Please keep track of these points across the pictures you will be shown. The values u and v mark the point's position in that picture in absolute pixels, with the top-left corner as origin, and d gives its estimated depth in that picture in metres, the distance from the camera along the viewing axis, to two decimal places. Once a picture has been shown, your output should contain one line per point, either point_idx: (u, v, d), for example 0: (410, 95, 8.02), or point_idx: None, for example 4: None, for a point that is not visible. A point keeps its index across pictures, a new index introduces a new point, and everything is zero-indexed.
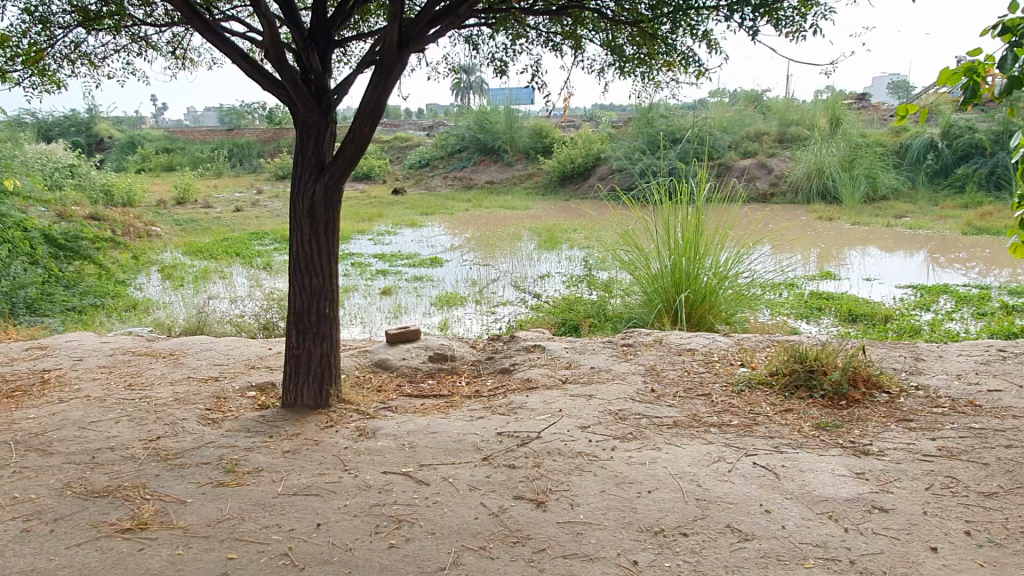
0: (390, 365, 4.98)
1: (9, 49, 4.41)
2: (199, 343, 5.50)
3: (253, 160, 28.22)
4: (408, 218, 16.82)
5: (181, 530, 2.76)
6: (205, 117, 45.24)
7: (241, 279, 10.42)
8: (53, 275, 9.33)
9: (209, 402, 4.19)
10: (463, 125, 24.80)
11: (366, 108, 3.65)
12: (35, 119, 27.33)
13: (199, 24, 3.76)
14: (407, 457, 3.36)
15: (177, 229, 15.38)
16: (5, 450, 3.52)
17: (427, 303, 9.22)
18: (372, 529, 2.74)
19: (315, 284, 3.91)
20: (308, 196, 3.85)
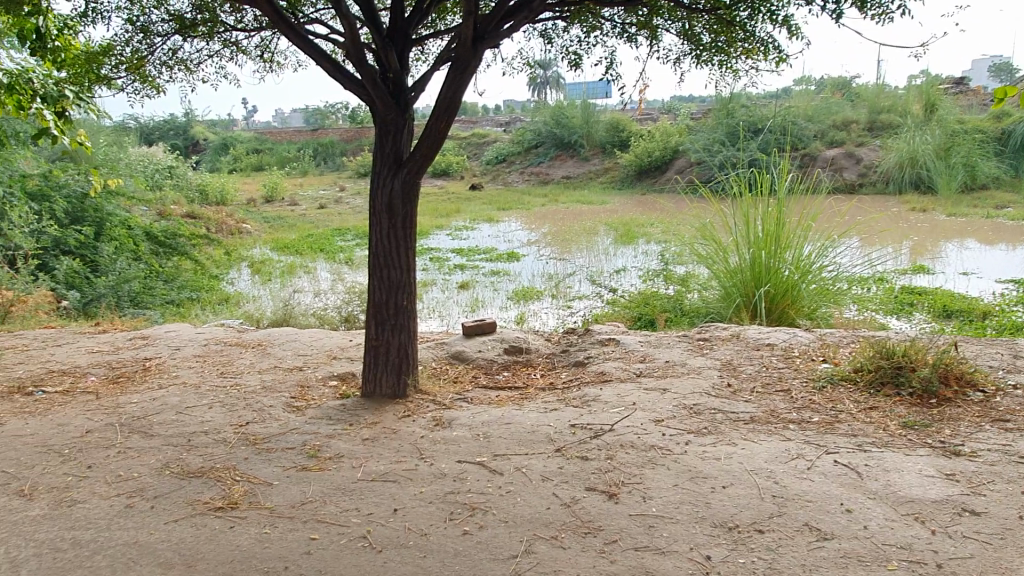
0: (466, 357, 5.06)
1: (114, 57, 4.73)
2: (286, 334, 5.75)
3: (336, 159, 29.09)
4: (485, 214, 17.01)
5: (268, 511, 2.91)
6: (292, 117, 46.95)
7: (324, 273, 10.80)
8: (154, 270, 9.92)
9: (294, 391, 4.38)
10: (540, 120, 24.87)
11: (442, 105, 3.74)
12: (138, 125, 29.01)
13: (284, 27, 3.93)
14: (482, 446, 3.42)
15: (265, 227, 16.05)
16: (111, 432, 3.79)
17: (503, 297, 9.31)
18: (447, 516, 2.81)
19: (393, 276, 4.02)
20: (387, 191, 3.97)
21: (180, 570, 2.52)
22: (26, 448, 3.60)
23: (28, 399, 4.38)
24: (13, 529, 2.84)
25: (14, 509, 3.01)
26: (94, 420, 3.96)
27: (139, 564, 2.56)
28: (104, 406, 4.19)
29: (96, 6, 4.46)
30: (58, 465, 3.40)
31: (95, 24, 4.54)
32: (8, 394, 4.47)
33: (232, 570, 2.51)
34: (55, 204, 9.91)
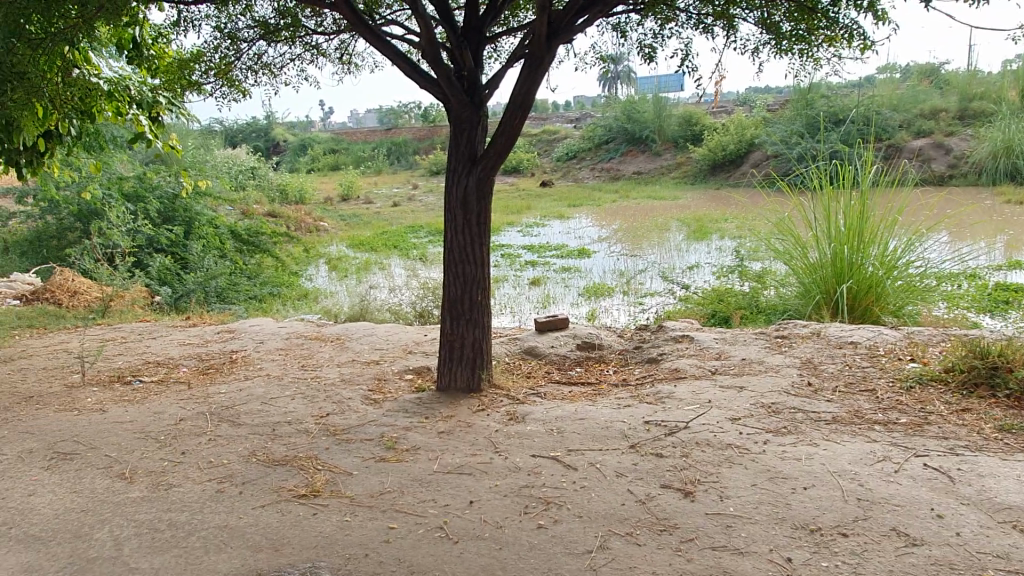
0: (539, 353, 5.08)
1: (203, 63, 4.97)
2: (363, 329, 5.90)
3: (409, 158, 29.65)
4: (556, 210, 17.00)
5: (349, 499, 3.00)
6: (366, 117, 48.04)
7: (398, 270, 11.03)
8: (239, 267, 10.36)
9: (372, 383, 4.50)
10: (610, 116, 24.69)
11: (516, 101, 3.77)
12: (223, 129, 30.32)
13: (363, 29, 4.03)
14: (556, 442, 3.44)
15: (342, 224, 16.52)
16: (202, 420, 3.99)
17: (574, 293, 9.30)
18: (521, 509, 2.84)
19: (468, 271, 4.08)
20: (462, 188, 4.02)
21: (267, 554, 2.63)
22: (126, 434, 3.83)
23: (127, 388, 4.66)
24: (116, 510, 3.03)
25: (117, 490, 3.21)
26: (186, 409, 4.17)
27: (230, 546, 2.69)
28: (195, 396, 4.40)
29: (188, 15, 4.70)
30: (155, 451, 3.60)
31: (187, 32, 4.78)
32: (109, 382, 4.76)
33: (316, 556, 2.60)
34: (148, 204, 10.46)
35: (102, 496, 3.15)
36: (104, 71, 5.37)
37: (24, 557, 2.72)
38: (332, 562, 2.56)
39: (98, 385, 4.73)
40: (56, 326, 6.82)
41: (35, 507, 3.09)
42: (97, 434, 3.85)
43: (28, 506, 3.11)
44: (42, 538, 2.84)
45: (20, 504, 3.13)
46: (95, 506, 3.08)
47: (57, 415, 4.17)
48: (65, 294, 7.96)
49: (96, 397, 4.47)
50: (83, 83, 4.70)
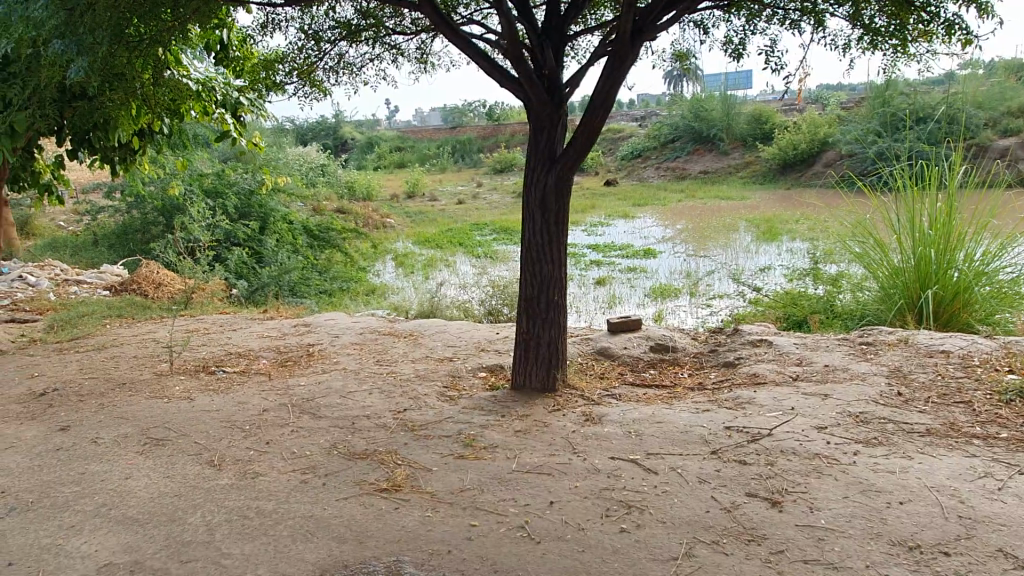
0: (612, 354, 5.04)
1: (287, 63, 5.11)
2: (435, 326, 5.95)
3: (473, 156, 29.87)
4: (621, 210, 16.85)
5: (430, 495, 3.03)
6: (431, 117, 48.57)
7: (464, 267, 11.13)
8: (311, 262, 10.62)
9: (447, 380, 4.54)
10: (677, 114, 24.32)
11: (598, 99, 3.74)
12: (293, 127, 31.11)
13: (445, 28, 4.07)
14: (635, 444, 3.39)
15: (408, 221, 16.76)
16: (284, 411, 4.09)
17: (641, 293, 9.20)
18: (602, 512, 2.81)
19: (545, 271, 4.08)
20: (541, 187, 4.02)
21: (352, 546, 2.68)
22: (213, 423, 3.97)
23: (212, 377, 4.83)
24: (207, 496, 3.14)
25: (206, 477, 3.32)
26: (269, 400, 4.29)
27: (316, 537, 2.75)
28: (276, 388, 4.52)
29: (275, 17, 4.84)
30: (241, 439, 3.72)
31: (273, 33, 4.92)
32: (195, 372, 4.93)
33: (399, 550, 2.63)
34: (227, 200, 10.82)
35: (193, 483, 3.27)
36: (194, 71, 5.57)
37: (124, 538, 2.84)
38: (415, 557, 2.58)
39: (185, 373, 4.91)
40: (143, 316, 7.13)
41: (131, 490, 3.23)
42: (186, 421, 4.00)
43: (126, 489, 3.25)
44: (140, 520, 2.96)
45: (118, 486, 3.28)
46: (187, 491, 3.19)
47: (148, 402, 4.35)
48: (150, 286, 8.31)
49: (183, 385, 4.65)
50: (175, 84, 4.89)
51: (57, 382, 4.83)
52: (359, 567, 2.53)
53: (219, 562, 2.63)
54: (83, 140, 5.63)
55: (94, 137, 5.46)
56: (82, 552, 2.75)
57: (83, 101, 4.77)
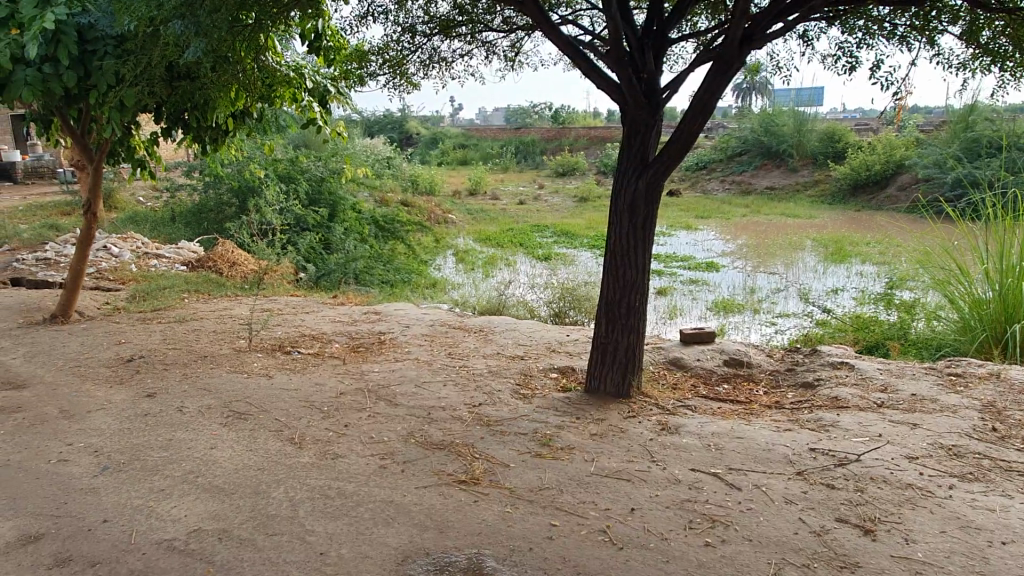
0: (685, 364, 4.96)
1: (380, 55, 5.20)
2: (504, 323, 5.97)
3: (536, 158, 29.95)
4: (684, 220, 16.65)
5: (508, 491, 3.02)
6: (494, 117, 48.82)
7: (525, 267, 11.13)
8: (376, 252, 10.76)
9: (519, 378, 4.54)
10: (747, 127, 23.90)
11: (699, 105, 3.70)
12: (362, 119, 31.72)
13: (546, 27, 4.09)
14: (716, 458, 3.33)
15: (469, 218, 16.86)
16: (362, 396, 4.17)
17: (703, 306, 9.07)
18: (686, 524, 2.76)
19: (629, 276, 4.05)
20: (632, 191, 3.98)
21: (433, 534, 2.69)
22: (292, 401, 4.08)
23: (288, 357, 4.96)
24: (289, 472, 3.21)
25: (288, 454, 3.40)
26: (345, 384, 4.38)
27: (397, 522, 2.77)
28: (351, 372, 4.62)
29: (374, 9, 4.93)
30: (319, 420, 3.80)
31: (371, 25, 5.03)
32: (273, 351, 5.09)
33: (480, 542, 2.63)
34: (300, 186, 11.11)
35: (275, 458, 3.35)
36: (288, 57, 5.70)
37: (212, 506, 2.92)
38: (498, 551, 2.57)
39: (262, 351, 5.07)
40: (219, 292, 7.35)
41: (216, 460, 3.34)
42: (267, 398, 4.12)
43: (211, 458, 3.37)
44: (225, 490, 3.05)
45: (204, 455, 3.39)
46: (270, 466, 3.27)
47: (229, 377, 4.51)
48: (225, 264, 8.55)
49: (262, 363, 4.80)
50: (270, 69, 5.05)
51: (143, 351, 5.07)
52: (440, 555, 2.54)
53: (304, 537, 2.67)
54: (179, 118, 5.84)
55: (190, 116, 5.69)
56: (173, 516, 2.85)
57: (188, 81, 4.95)
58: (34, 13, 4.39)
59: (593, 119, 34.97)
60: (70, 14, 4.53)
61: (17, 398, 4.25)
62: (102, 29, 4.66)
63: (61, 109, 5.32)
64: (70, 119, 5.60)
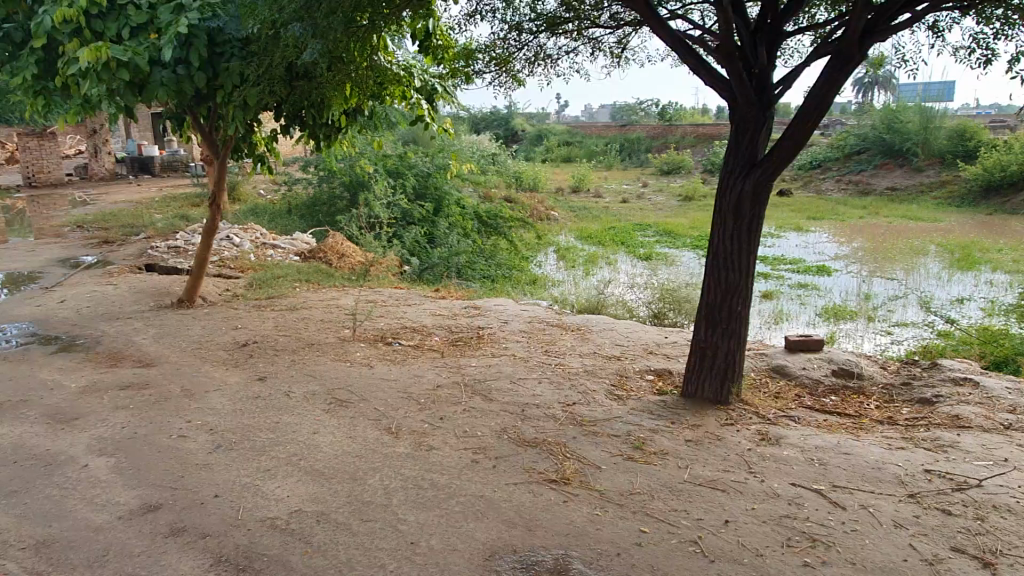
0: (789, 373, 4.75)
1: (488, 53, 5.28)
2: (603, 322, 5.92)
3: (641, 155, 29.53)
4: (794, 221, 15.96)
5: (598, 493, 3.00)
6: (601, 113, 48.54)
7: (626, 266, 10.99)
8: (478, 246, 10.93)
9: (614, 378, 4.49)
10: (868, 124, 22.62)
11: (815, 102, 3.54)
12: (470, 116, 32.31)
13: (655, 24, 4.02)
14: (819, 473, 3.17)
15: (571, 215, 16.82)
16: (458, 389, 4.25)
17: (812, 312, 8.67)
18: (784, 541, 2.64)
19: (731, 280, 3.92)
20: (738, 192, 3.85)
21: (521, 532, 2.70)
22: (391, 391, 4.20)
23: (389, 348, 5.12)
24: (385, 461, 3.31)
25: (385, 443, 3.50)
26: (442, 377, 4.47)
27: (487, 517, 2.80)
28: (448, 365, 4.71)
29: (482, 8, 5.01)
30: (416, 412, 3.90)
31: (479, 23, 5.10)
32: (375, 341, 5.26)
33: (568, 543, 2.62)
34: (407, 181, 11.43)
35: (373, 446, 3.46)
36: (399, 57, 5.86)
37: (312, 489, 3.06)
38: (585, 554, 2.56)
39: (365, 342, 5.25)
40: (329, 283, 7.66)
41: (319, 445, 3.49)
42: (368, 387, 4.27)
43: (314, 443, 3.52)
44: (326, 474, 3.19)
45: (307, 440, 3.56)
46: (368, 454, 3.39)
47: (333, 365, 4.71)
48: (335, 256, 8.91)
49: (365, 353, 4.97)
50: (381, 69, 5.23)
51: (257, 337, 5.38)
52: (528, 553, 2.55)
53: (397, 526, 2.75)
54: (297, 116, 6.14)
55: (308, 113, 5.98)
56: (277, 496, 3.00)
57: (305, 80, 5.19)
58: (170, 18, 4.72)
59: (701, 117, 34.05)
60: (201, 19, 4.83)
61: (145, 375, 4.61)
62: (228, 33, 4.95)
63: (192, 107, 5.71)
64: (199, 118, 6.00)
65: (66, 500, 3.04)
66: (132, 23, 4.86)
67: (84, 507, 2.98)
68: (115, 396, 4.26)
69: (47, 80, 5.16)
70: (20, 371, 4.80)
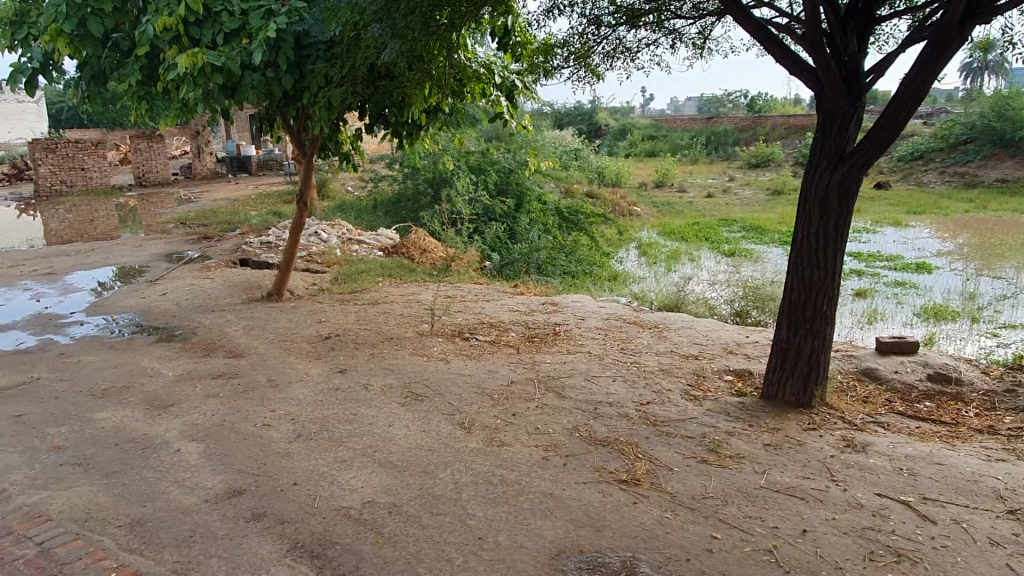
0: (879, 376, 4.52)
1: (566, 48, 5.25)
2: (682, 320, 5.80)
3: (728, 148, 28.73)
4: (892, 215, 15.16)
5: (669, 495, 2.94)
6: (687, 106, 47.61)
7: (710, 263, 10.73)
8: (559, 242, 10.91)
9: (691, 378, 4.39)
10: (976, 113, 21.24)
11: (909, 89, 3.33)
12: (553, 112, 32.29)
13: (737, 13, 3.90)
14: (908, 484, 3.00)
15: (654, 211, 16.56)
16: (532, 386, 4.25)
17: (909, 311, 8.21)
18: (866, 554, 2.51)
19: (816, 278, 3.76)
20: (824, 186, 3.68)
21: (588, 532, 2.68)
22: (466, 386, 4.25)
23: (466, 343, 5.19)
24: (456, 455, 3.35)
25: (458, 437, 3.55)
26: (517, 373, 4.49)
27: (555, 515, 2.80)
28: (523, 361, 4.72)
29: (561, 2, 4.97)
30: (489, 407, 3.93)
31: (558, 18, 5.07)
32: (452, 336, 5.33)
33: (636, 546, 2.58)
34: (489, 177, 11.54)
35: (445, 440, 3.51)
36: (479, 54, 5.90)
37: (385, 480, 3.13)
38: (653, 557, 2.51)
39: (443, 336, 5.33)
40: (410, 278, 7.81)
41: (393, 438, 3.56)
42: (444, 381, 4.34)
43: (389, 435, 3.60)
44: (399, 466, 3.25)
45: (383, 432, 3.64)
46: (441, 448, 3.44)
47: (411, 359, 4.81)
48: (417, 251, 9.08)
49: (442, 348, 5.05)
50: (461, 65, 5.27)
51: (339, 330, 5.56)
52: (594, 554, 2.53)
53: (465, 520, 2.78)
54: (380, 115, 6.29)
55: (390, 112, 6.11)
56: (352, 486, 3.09)
57: (387, 80, 5.30)
58: (260, 23, 4.91)
59: (793, 107, 32.74)
60: (289, 23, 5.00)
61: (236, 365, 4.84)
62: (313, 35, 5.10)
63: (281, 108, 5.94)
64: (288, 118, 6.23)
65: (159, 481, 3.23)
66: (225, 29, 5.08)
67: (175, 489, 3.15)
68: (207, 385, 4.49)
69: (149, 85, 5.47)
70: (124, 359, 5.12)
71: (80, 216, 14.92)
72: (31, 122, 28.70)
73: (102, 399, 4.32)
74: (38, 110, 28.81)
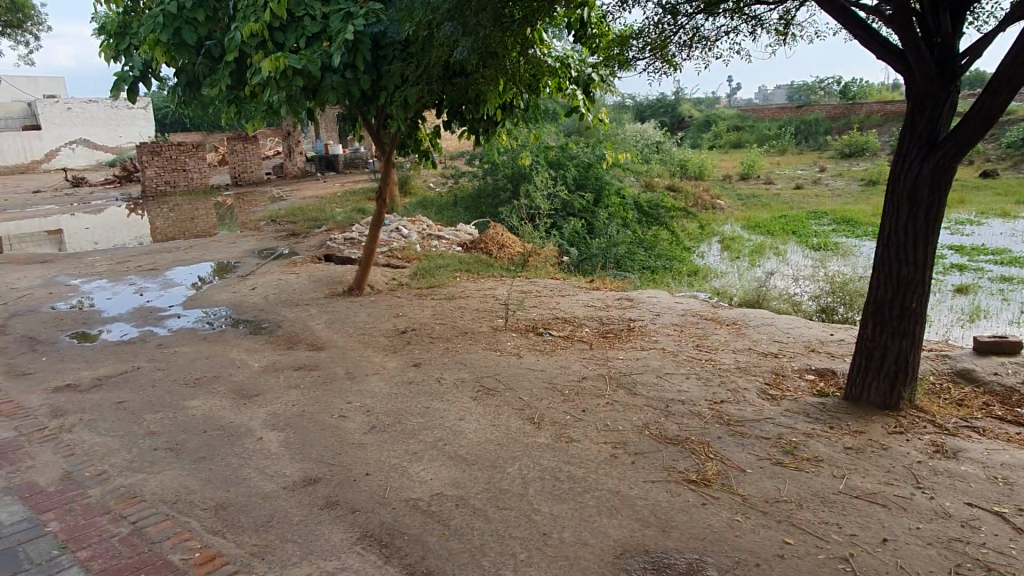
0: (977, 378, 4.24)
1: (642, 39, 5.16)
2: (762, 316, 5.62)
3: (819, 138, 27.55)
4: (1000, 206, 14.16)
5: (741, 498, 2.85)
6: (776, 95, 45.98)
7: (796, 257, 10.32)
8: (638, 237, 10.73)
9: (769, 377, 4.24)
10: None
11: (1008, 70, 3.09)
12: (636, 104, 31.79)
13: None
14: (1003, 494, 2.81)
15: (739, 204, 16.07)
16: (603, 382, 4.21)
17: (1017, 309, 7.64)
18: (952, 567, 2.37)
19: (904, 273, 3.56)
20: (913, 176, 3.47)
21: (655, 532, 2.64)
22: (537, 382, 4.25)
23: (539, 338, 5.19)
24: (525, 450, 3.36)
25: (526, 433, 3.55)
26: (588, 369, 4.46)
27: (621, 514, 2.76)
28: (596, 357, 4.68)
29: None
30: (560, 403, 3.92)
31: (632, 9, 4.98)
32: (526, 332, 5.34)
33: (703, 548, 2.52)
34: (567, 172, 11.49)
35: (515, 435, 3.53)
36: (555, 48, 5.88)
37: (454, 473, 3.17)
38: (720, 561, 2.45)
39: (516, 332, 5.34)
40: (486, 273, 7.88)
41: (463, 432, 3.61)
42: (515, 377, 4.36)
43: (460, 429, 3.65)
44: (468, 460, 3.29)
45: (453, 426, 3.69)
46: (510, 442, 3.45)
47: (484, 354, 4.84)
48: (494, 246, 9.14)
49: (515, 343, 5.07)
50: (536, 59, 5.26)
51: (415, 324, 5.66)
52: (660, 555, 2.49)
53: (531, 516, 2.79)
54: (456, 112, 6.37)
55: (466, 108, 6.17)
56: (421, 478, 3.14)
57: (461, 77, 5.35)
58: (339, 26, 5.04)
59: (891, 93, 31.05)
60: (366, 25, 5.12)
61: (316, 358, 5.01)
62: (390, 35, 5.19)
63: (360, 108, 6.10)
64: (367, 117, 6.38)
65: (242, 468, 3.38)
66: (307, 33, 5.24)
67: (256, 475, 3.29)
68: (290, 376, 4.67)
69: (237, 89, 5.71)
70: (215, 351, 5.39)
71: (181, 215, 15.77)
72: (140, 128, 30.58)
73: (194, 388, 4.55)
74: (145, 115, 30.67)
